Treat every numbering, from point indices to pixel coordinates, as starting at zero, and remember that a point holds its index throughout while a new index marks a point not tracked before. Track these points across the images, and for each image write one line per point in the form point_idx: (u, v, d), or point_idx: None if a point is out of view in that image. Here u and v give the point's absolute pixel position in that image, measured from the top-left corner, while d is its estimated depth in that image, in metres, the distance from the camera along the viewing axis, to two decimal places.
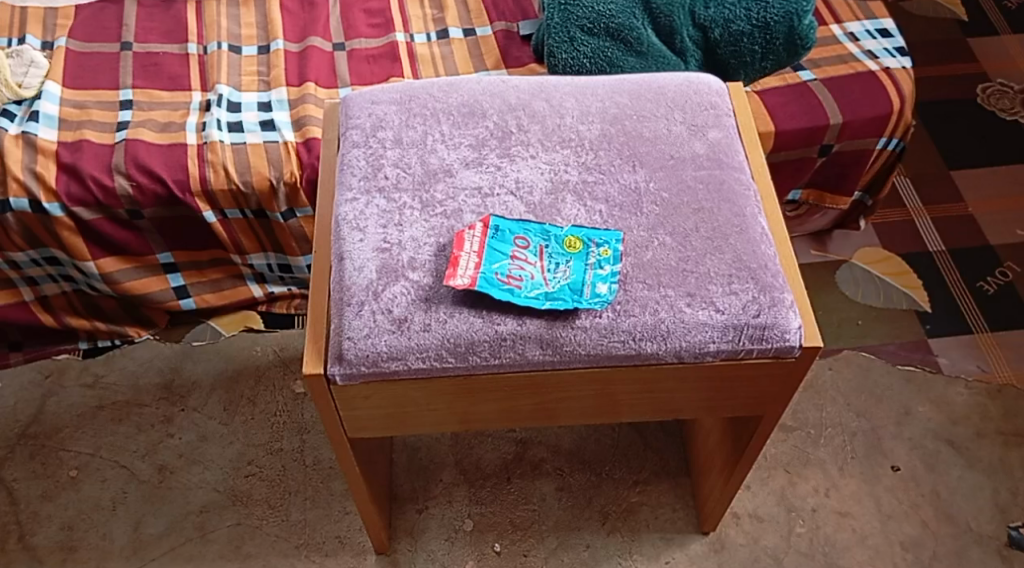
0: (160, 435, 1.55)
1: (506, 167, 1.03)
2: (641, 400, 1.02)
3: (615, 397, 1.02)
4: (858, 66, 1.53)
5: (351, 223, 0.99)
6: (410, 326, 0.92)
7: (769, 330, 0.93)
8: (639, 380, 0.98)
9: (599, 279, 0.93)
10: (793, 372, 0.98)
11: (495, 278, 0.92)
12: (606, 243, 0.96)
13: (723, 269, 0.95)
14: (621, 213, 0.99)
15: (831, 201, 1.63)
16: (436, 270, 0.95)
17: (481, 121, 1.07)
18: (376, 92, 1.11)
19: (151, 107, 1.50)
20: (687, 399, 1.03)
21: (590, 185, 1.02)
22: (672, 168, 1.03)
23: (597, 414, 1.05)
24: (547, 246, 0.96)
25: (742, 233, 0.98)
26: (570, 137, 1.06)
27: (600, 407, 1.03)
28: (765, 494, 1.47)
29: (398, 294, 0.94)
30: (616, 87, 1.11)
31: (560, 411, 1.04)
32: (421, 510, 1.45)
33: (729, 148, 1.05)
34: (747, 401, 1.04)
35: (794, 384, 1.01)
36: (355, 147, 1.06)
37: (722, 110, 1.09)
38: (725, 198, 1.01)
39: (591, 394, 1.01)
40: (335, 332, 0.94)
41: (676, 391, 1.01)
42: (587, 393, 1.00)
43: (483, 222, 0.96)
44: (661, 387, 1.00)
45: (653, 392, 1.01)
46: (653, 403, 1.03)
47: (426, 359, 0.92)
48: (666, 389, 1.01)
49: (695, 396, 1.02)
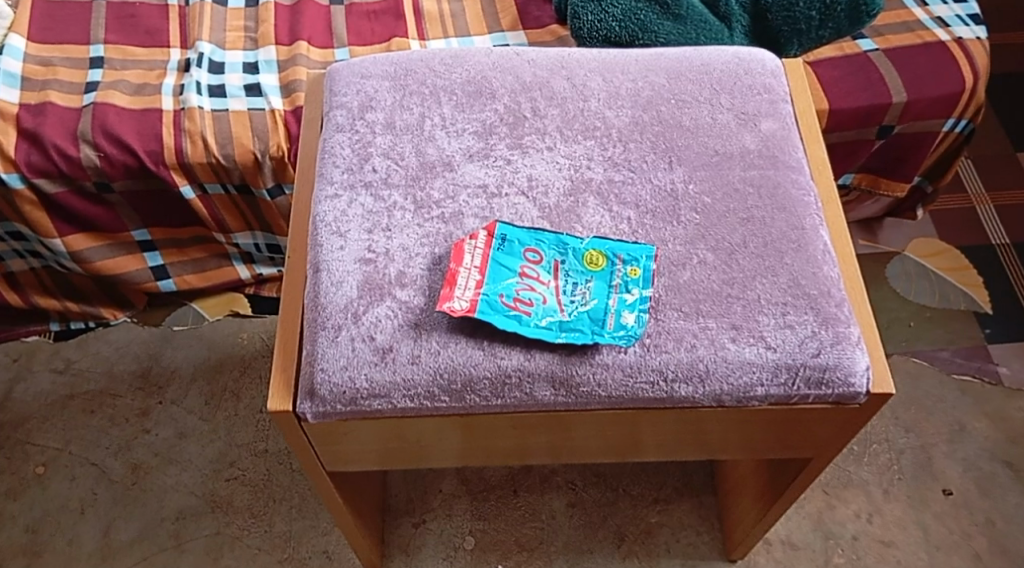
0: (134, 430, 1.41)
1: (518, 161, 0.86)
2: (670, 439, 0.87)
3: (643, 435, 0.86)
4: (926, 36, 1.34)
5: (330, 226, 0.83)
6: (395, 359, 0.76)
7: (830, 373, 0.77)
8: (669, 419, 0.82)
9: (624, 307, 0.77)
10: (856, 417, 0.82)
11: (499, 301, 0.76)
12: (636, 260, 0.79)
13: (777, 296, 0.79)
14: (654, 221, 0.82)
15: (886, 187, 1.44)
16: (429, 287, 0.79)
17: (489, 102, 0.90)
18: (367, 63, 0.94)
19: (124, 65, 1.33)
20: (726, 438, 0.87)
21: (616, 186, 0.85)
22: (716, 166, 0.86)
23: (619, 451, 0.89)
24: (562, 262, 0.80)
25: (799, 251, 0.81)
26: (595, 124, 0.89)
27: (623, 446, 0.88)
28: (802, 520, 1.32)
29: (381, 317, 0.78)
30: (652, 62, 0.94)
31: (576, 448, 0.88)
32: (417, 524, 1.31)
33: (785, 143, 0.88)
34: (796, 442, 0.89)
35: (855, 427, 0.85)
36: (338, 131, 0.89)
37: (778, 94, 0.92)
38: (779, 206, 0.84)
39: (612, 432, 0.85)
40: (305, 361, 0.78)
41: (715, 430, 0.86)
42: (607, 430, 0.85)
43: (487, 230, 0.80)
44: (697, 426, 0.85)
45: (687, 431, 0.86)
46: (686, 440, 0.87)
47: (415, 398, 0.77)
48: (700, 428, 0.85)
49: (736, 436, 0.87)
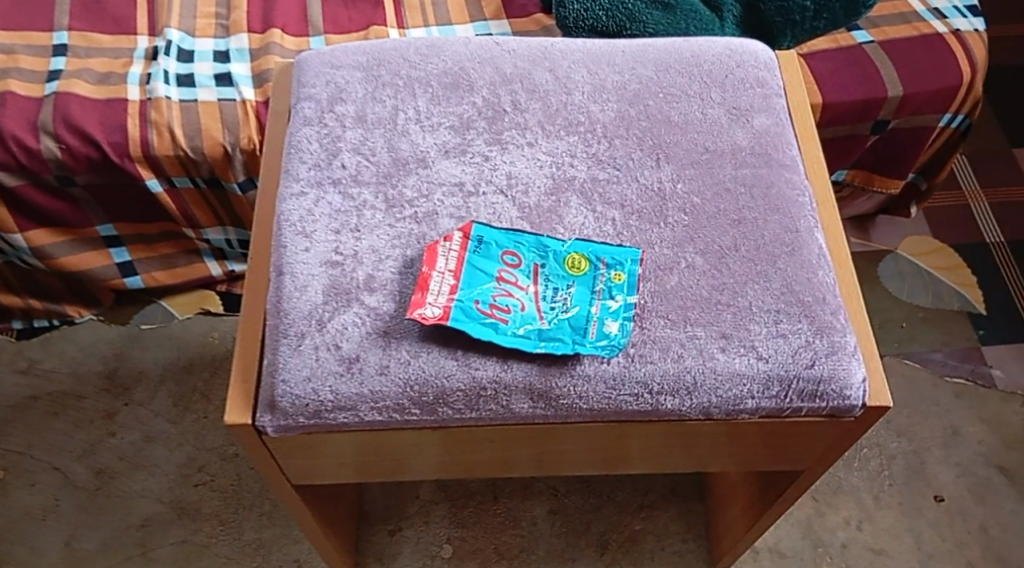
0: (100, 434, 1.35)
1: (496, 157, 0.81)
2: (657, 452, 0.83)
3: (628, 447, 0.82)
4: (923, 28, 1.29)
5: (295, 226, 0.78)
6: (362, 370, 0.71)
7: (825, 385, 0.72)
8: (655, 432, 0.78)
9: (607, 315, 0.72)
10: (852, 430, 0.78)
11: (474, 308, 0.72)
12: (620, 264, 0.75)
13: (770, 303, 0.74)
14: (640, 222, 0.78)
15: (881, 183, 1.40)
16: (399, 293, 0.74)
17: (466, 95, 0.85)
18: (338, 52, 0.89)
19: (88, 53, 1.27)
20: (715, 451, 0.83)
21: (600, 184, 0.80)
22: (705, 164, 0.81)
23: (603, 463, 0.85)
24: (542, 265, 0.75)
25: (793, 255, 0.76)
26: (578, 119, 0.84)
27: (607, 459, 0.83)
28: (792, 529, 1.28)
29: (348, 324, 0.73)
30: (639, 54, 0.89)
31: (557, 460, 0.84)
32: (393, 531, 1.25)
33: (779, 140, 0.83)
34: (788, 455, 0.84)
35: (852, 440, 0.80)
36: (305, 124, 0.84)
37: (772, 88, 0.87)
38: (772, 207, 0.79)
39: (594, 445, 0.81)
40: (266, 371, 0.73)
41: (703, 443, 0.81)
42: (590, 443, 0.80)
43: (463, 231, 0.76)
44: (685, 439, 0.80)
45: (675, 443, 0.81)
46: (673, 453, 0.83)
47: (383, 410, 0.72)
48: (688, 440, 0.81)
49: (725, 449, 0.82)
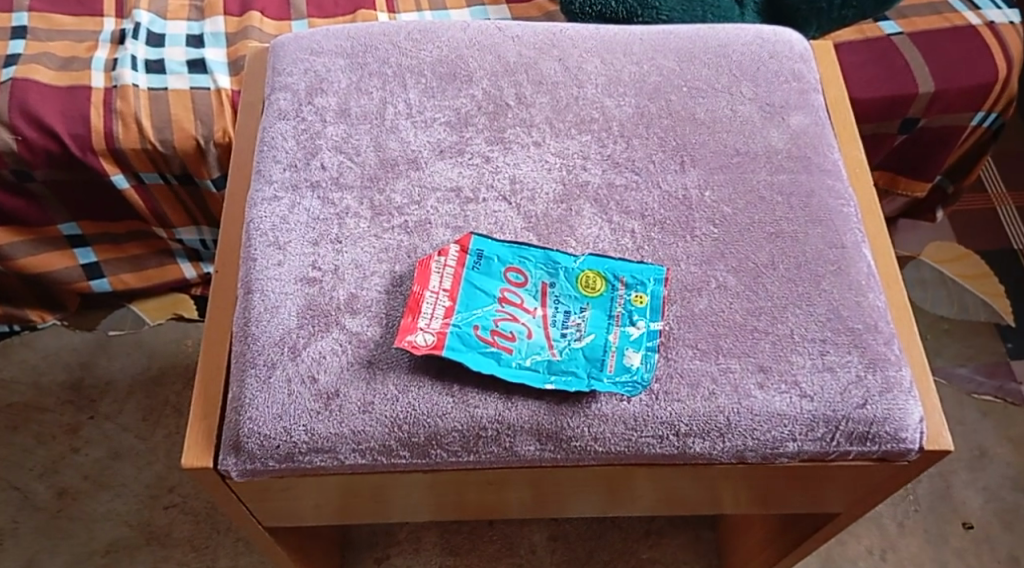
0: (63, 449, 1.19)
1: (498, 158, 0.71)
2: (672, 493, 0.73)
3: (639, 489, 0.72)
4: (954, 19, 1.19)
5: (266, 236, 0.68)
6: (342, 407, 0.61)
7: (878, 427, 0.62)
8: (674, 472, 0.68)
9: (628, 345, 0.62)
10: (897, 474, 0.68)
11: (473, 334, 0.62)
12: (642, 284, 0.65)
13: (813, 330, 0.64)
14: (663, 235, 0.68)
15: (907, 186, 1.28)
16: (385, 316, 0.64)
17: (465, 86, 0.75)
18: (320, 37, 0.79)
19: (49, 36, 1.10)
20: (738, 492, 0.73)
21: (617, 191, 0.70)
22: (737, 168, 0.71)
23: (610, 504, 0.75)
24: (552, 285, 0.65)
25: (839, 274, 0.66)
26: (592, 115, 0.74)
27: (615, 501, 0.74)
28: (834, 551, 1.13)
29: (326, 353, 0.63)
30: (660, 41, 0.78)
31: (560, 500, 0.74)
32: (380, 560, 1.08)
33: (820, 140, 0.73)
34: (819, 498, 0.75)
35: (894, 485, 0.71)
36: (281, 118, 0.73)
37: (809, 83, 0.77)
38: (814, 218, 0.69)
39: (603, 486, 0.71)
40: (231, 407, 0.63)
41: (725, 484, 0.71)
42: (600, 485, 0.71)
43: (460, 244, 0.66)
44: (706, 479, 0.70)
45: (694, 483, 0.71)
46: (689, 493, 0.73)
47: (367, 453, 0.62)
48: (709, 480, 0.71)
49: (749, 490, 0.73)
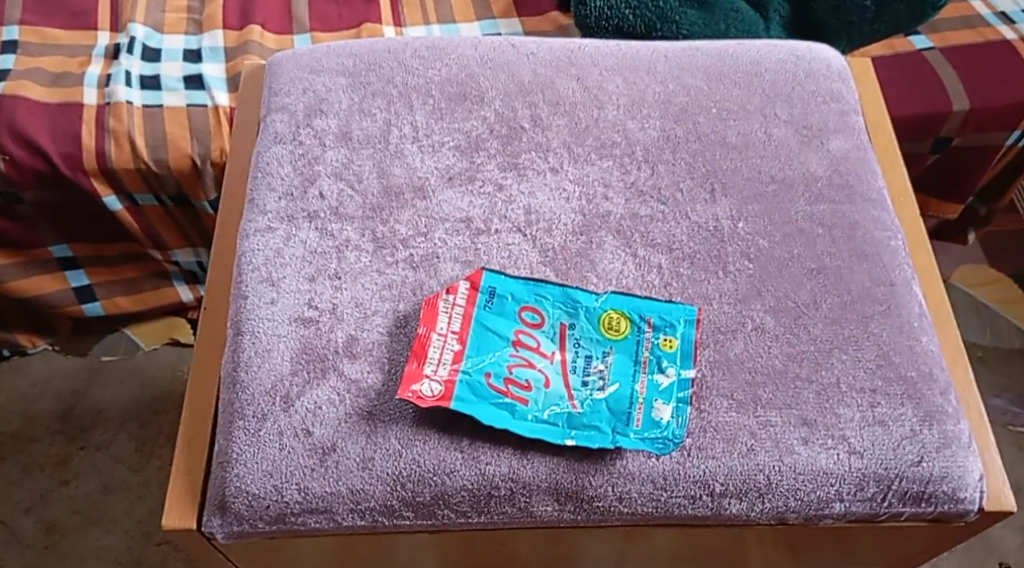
0: (50, 483, 1.06)
1: (512, 186, 0.65)
2: (688, 557, 0.67)
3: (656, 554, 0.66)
4: (988, 33, 1.05)
5: (259, 271, 0.62)
6: (339, 463, 0.55)
7: (934, 487, 0.56)
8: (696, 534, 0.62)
9: (656, 395, 0.56)
10: (942, 534, 0.62)
11: (484, 383, 0.56)
12: (671, 327, 0.59)
13: (862, 379, 0.58)
14: (693, 270, 0.62)
15: (936, 209, 1.13)
16: (388, 362, 0.58)
17: (476, 107, 0.69)
18: (320, 54, 0.73)
19: (42, 51, 0.99)
20: (760, 555, 0.67)
21: (642, 222, 0.64)
22: (772, 197, 0.65)
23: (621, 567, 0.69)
24: (571, 327, 0.59)
25: (889, 315, 0.60)
26: (614, 139, 0.68)
27: (629, 563, 0.67)
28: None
29: (322, 403, 0.57)
30: (687, 59, 0.72)
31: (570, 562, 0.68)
32: None
33: (862, 166, 0.67)
34: (848, 559, 0.68)
35: (929, 543, 0.65)
36: (277, 142, 0.68)
37: (849, 103, 0.71)
38: (859, 252, 0.63)
39: (616, 550, 0.65)
40: (217, 462, 0.57)
41: (746, 548, 0.65)
42: (614, 547, 0.64)
43: (470, 281, 0.60)
44: (733, 545, 0.65)
45: (720, 550, 0.66)
46: (708, 556, 0.67)
47: (366, 514, 0.56)
48: (731, 544, 0.65)
49: (771, 553, 0.67)
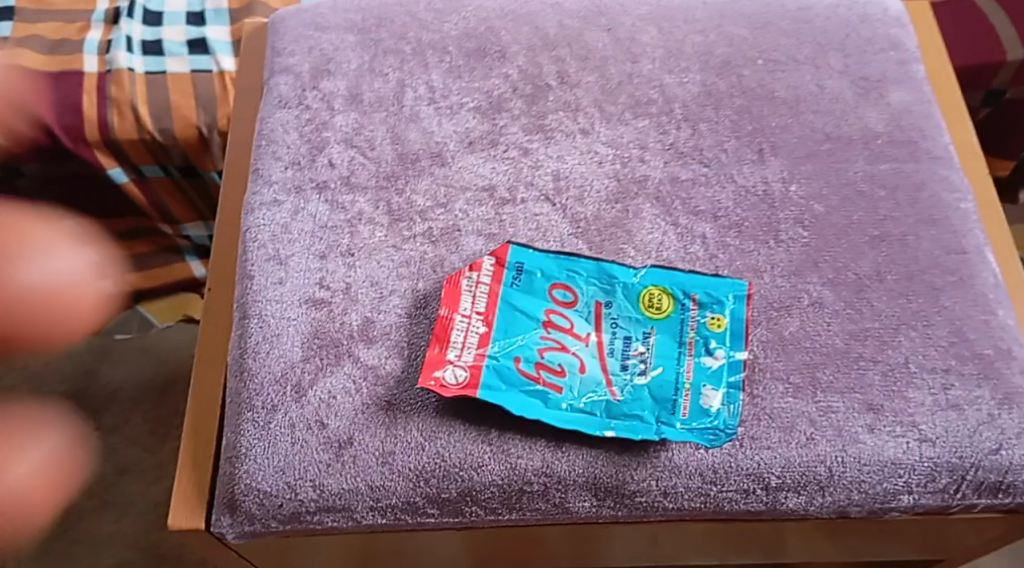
0: None
1: (539, 150, 0.60)
2: (725, 552, 0.61)
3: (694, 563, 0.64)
4: None
5: (265, 248, 0.56)
6: (356, 459, 0.50)
7: (1014, 477, 0.50)
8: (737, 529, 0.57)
9: (704, 380, 0.51)
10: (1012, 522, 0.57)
11: (513, 369, 0.51)
12: (719, 303, 0.53)
13: (934, 358, 0.52)
14: (741, 240, 0.56)
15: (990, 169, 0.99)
16: (407, 346, 0.53)
17: (497, 64, 0.63)
18: (326, 9, 0.67)
19: (37, 17, 0.88)
20: (804, 549, 0.61)
21: (683, 187, 0.58)
22: (828, 157, 0.59)
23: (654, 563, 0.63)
24: (607, 305, 0.53)
25: (961, 286, 0.55)
26: (650, 96, 0.62)
27: (665, 559, 0.62)
28: None
29: (336, 392, 0.52)
30: (729, 7, 0.66)
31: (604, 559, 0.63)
32: None
33: (927, 121, 0.61)
34: (900, 554, 0.63)
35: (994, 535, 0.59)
36: (281, 106, 0.62)
37: (909, 51, 0.64)
38: (925, 217, 0.57)
39: (653, 546, 0.60)
40: (225, 457, 0.52)
41: (791, 541, 0.60)
42: (651, 544, 0.59)
43: (496, 256, 0.55)
44: (772, 553, 0.62)
45: (757, 558, 0.63)
46: (748, 551, 0.61)
47: (388, 512, 0.50)
48: (773, 540, 0.59)
49: (817, 548, 0.61)
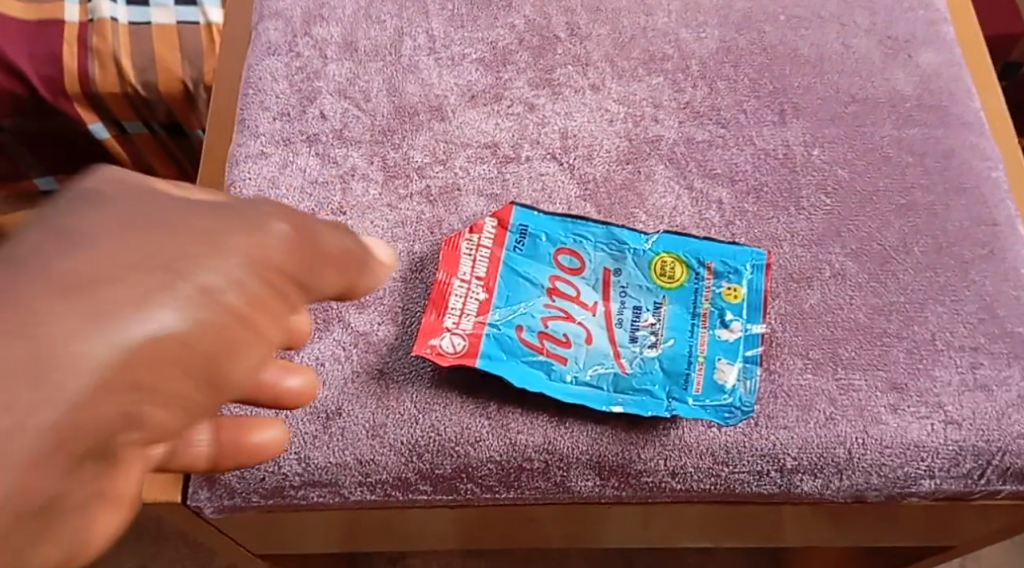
0: None
1: (546, 106, 0.56)
2: (726, 533, 0.58)
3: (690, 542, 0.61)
4: None
5: None
6: (344, 431, 0.47)
7: None
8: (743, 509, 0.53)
9: (719, 355, 0.48)
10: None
11: (515, 338, 0.48)
12: (735, 274, 0.50)
13: (963, 335, 0.49)
14: (759, 207, 0.53)
15: None
16: (401, 312, 0.50)
17: (503, 13, 0.59)
18: None
19: None
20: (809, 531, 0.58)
21: (699, 149, 0.54)
22: (852, 120, 0.56)
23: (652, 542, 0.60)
24: (616, 273, 0.50)
25: (991, 259, 0.51)
26: (666, 51, 0.58)
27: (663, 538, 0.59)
28: None
29: (324, 359, 0.48)
30: None
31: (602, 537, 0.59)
32: None
33: (957, 84, 0.57)
34: (910, 540, 0.59)
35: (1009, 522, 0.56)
36: (270, 53, 0.58)
37: (939, 11, 0.61)
38: (955, 186, 0.53)
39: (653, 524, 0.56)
40: None
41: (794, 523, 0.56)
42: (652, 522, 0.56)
43: (498, 218, 0.51)
44: (770, 536, 0.59)
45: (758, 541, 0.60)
46: (749, 533, 0.58)
47: (378, 488, 0.47)
48: (777, 521, 0.56)
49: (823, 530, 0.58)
